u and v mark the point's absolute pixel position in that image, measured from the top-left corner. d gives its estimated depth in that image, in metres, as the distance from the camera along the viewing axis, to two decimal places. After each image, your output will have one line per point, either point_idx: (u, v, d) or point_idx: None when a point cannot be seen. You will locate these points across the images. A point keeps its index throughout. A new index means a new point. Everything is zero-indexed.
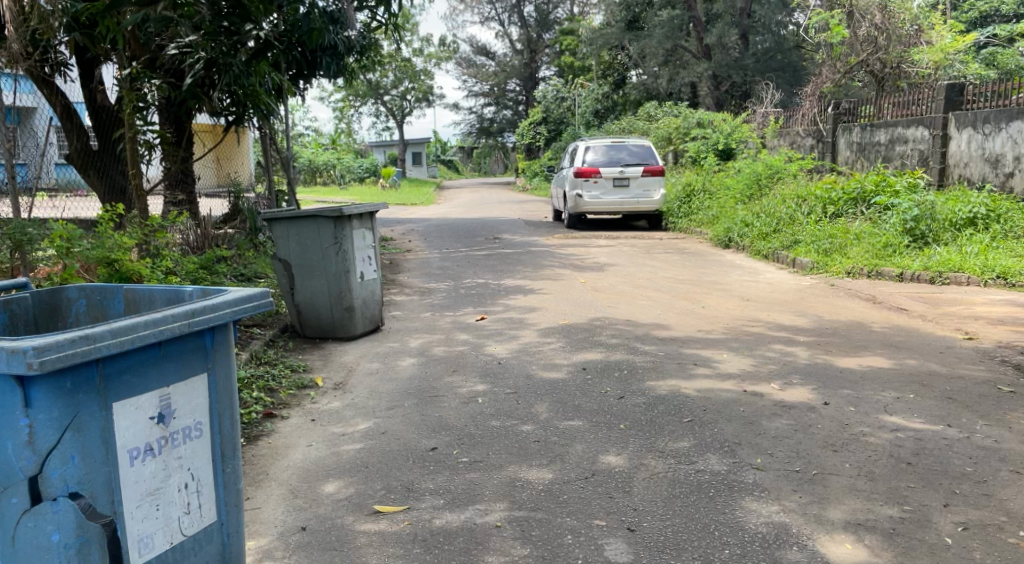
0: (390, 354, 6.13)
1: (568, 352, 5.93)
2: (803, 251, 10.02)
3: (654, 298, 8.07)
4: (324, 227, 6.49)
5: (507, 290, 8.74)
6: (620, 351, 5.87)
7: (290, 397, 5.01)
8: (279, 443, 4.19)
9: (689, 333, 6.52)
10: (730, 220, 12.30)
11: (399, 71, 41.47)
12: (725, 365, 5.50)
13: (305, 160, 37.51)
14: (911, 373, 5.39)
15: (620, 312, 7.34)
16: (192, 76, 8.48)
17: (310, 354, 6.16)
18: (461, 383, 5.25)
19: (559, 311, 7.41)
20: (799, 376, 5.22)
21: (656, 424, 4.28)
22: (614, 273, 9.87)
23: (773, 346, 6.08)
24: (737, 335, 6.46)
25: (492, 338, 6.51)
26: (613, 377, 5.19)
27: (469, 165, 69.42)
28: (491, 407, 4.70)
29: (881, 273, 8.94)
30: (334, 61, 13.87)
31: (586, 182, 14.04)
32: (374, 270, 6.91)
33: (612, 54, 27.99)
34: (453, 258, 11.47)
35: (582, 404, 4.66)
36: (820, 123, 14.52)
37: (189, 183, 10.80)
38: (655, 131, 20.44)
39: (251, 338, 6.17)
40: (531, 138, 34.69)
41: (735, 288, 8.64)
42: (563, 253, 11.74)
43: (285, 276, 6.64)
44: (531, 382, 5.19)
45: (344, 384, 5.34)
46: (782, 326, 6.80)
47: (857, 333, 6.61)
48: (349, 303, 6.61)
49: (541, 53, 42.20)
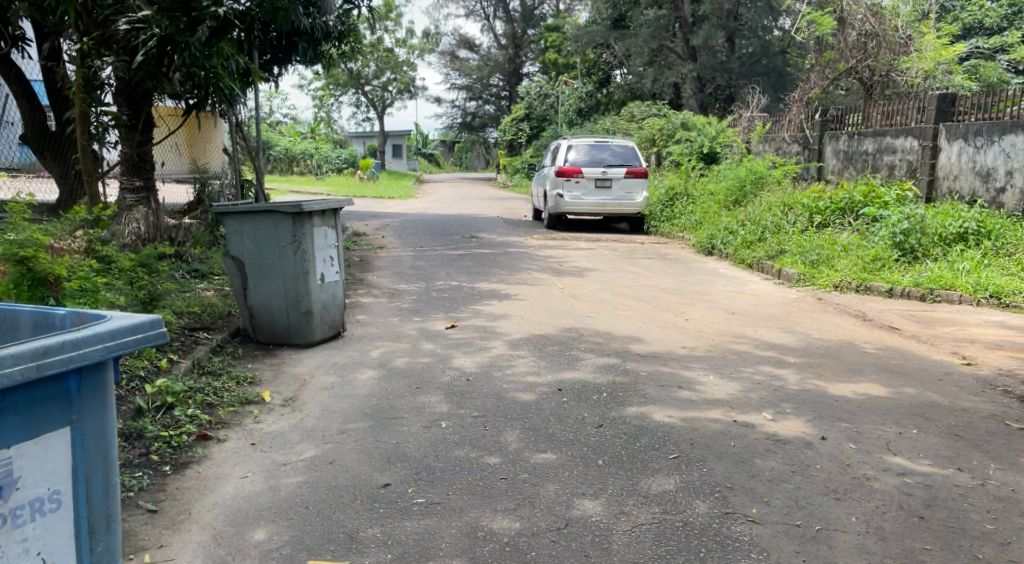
0: (348, 365, 5.62)
1: (542, 368, 5.45)
2: (789, 261, 9.60)
3: (636, 308, 7.62)
4: (281, 223, 5.98)
5: (479, 295, 8.24)
6: (599, 369, 5.40)
7: (230, 415, 4.49)
8: (210, 473, 3.70)
9: (671, 349, 6.06)
10: (713, 227, 11.89)
11: (380, 61, 40.67)
12: (712, 388, 5.06)
13: (282, 148, 36.67)
14: (911, 403, 4.96)
15: (598, 324, 6.87)
16: (144, 53, 7.94)
17: (261, 364, 5.64)
18: (421, 402, 4.75)
19: (533, 321, 6.93)
20: (792, 404, 4.78)
21: (638, 460, 3.83)
22: (594, 278, 9.40)
23: (762, 367, 5.64)
24: (723, 353, 6.00)
25: (460, 349, 6.01)
26: (591, 401, 4.73)
27: (450, 159, 68.75)
28: (455, 433, 4.22)
29: (869, 288, 8.53)
30: (310, 48, 13.39)
31: (568, 182, 13.57)
32: (338, 271, 6.39)
33: (596, 52, 27.52)
34: (427, 258, 10.96)
35: (555, 433, 4.19)
36: (808, 130, 14.14)
37: (148, 168, 10.19)
38: (639, 132, 20.03)
39: (197, 343, 5.65)
40: (513, 134, 34.12)
41: (720, 300, 8.21)
42: (541, 256, 11.26)
43: (239, 274, 6.13)
44: (501, 404, 4.71)
45: (294, 400, 4.83)
46: (770, 344, 6.36)
47: (849, 354, 6.17)
48: (307, 306, 6.08)
49: (526, 49, 41.67)
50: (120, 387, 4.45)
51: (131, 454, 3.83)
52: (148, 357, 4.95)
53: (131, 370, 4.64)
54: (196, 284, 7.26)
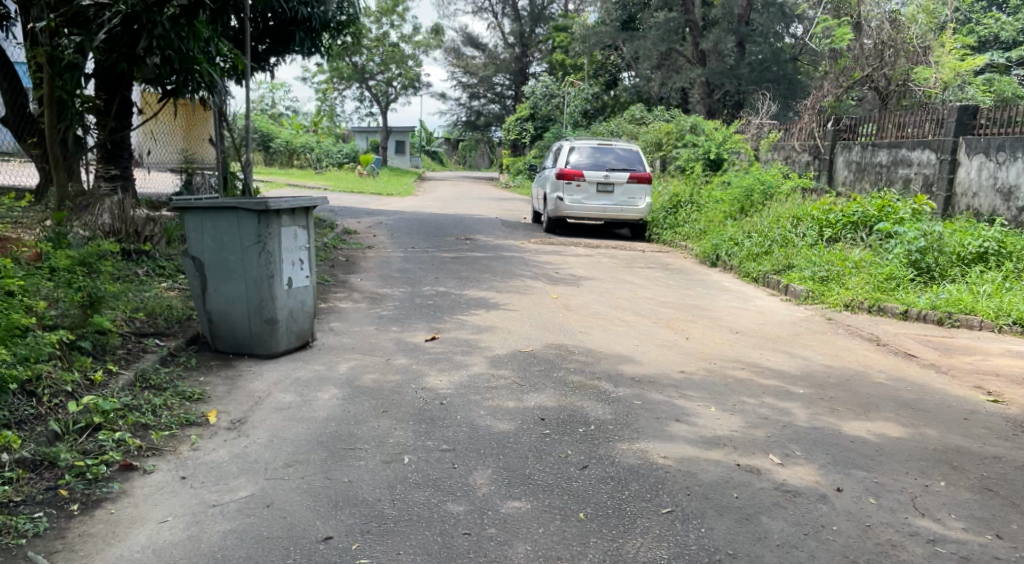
0: (309, 382, 5.05)
1: (523, 393, 4.89)
2: (796, 277, 9.02)
3: (633, 325, 7.05)
4: (245, 222, 5.44)
5: (466, 303, 7.68)
6: (588, 396, 4.84)
7: (164, 439, 3.96)
8: (123, 517, 3.17)
9: (667, 372, 5.48)
10: (718, 236, 11.34)
11: (384, 55, 40.10)
12: (715, 421, 4.49)
13: (282, 140, 35.97)
14: (938, 445, 4.36)
15: (590, 341, 6.29)
16: (106, 30, 7.52)
17: (214, 377, 5.10)
18: (384, 431, 4.18)
19: (519, 335, 6.35)
20: (804, 445, 4.20)
21: (626, 515, 3.29)
22: (591, 289, 8.84)
23: (768, 397, 5.05)
24: (726, 379, 5.41)
25: (435, 366, 5.44)
26: (576, 434, 4.17)
27: (454, 157, 68.22)
28: (417, 472, 3.66)
29: (883, 309, 7.89)
30: (308, 38, 12.92)
31: (569, 186, 13.04)
32: (308, 275, 5.85)
33: (604, 54, 26.98)
34: (416, 259, 10.41)
35: (533, 475, 3.63)
36: (819, 138, 13.54)
37: (124, 157, 10.00)
38: (644, 135, 19.46)
39: (144, 351, 5.14)
40: (517, 134, 33.55)
41: (723, 317, 7.64)
42: (537, 261, 10.70)
43: (197, 277, 5.60)
44: (473, 436, 4.14)
45: (241, 423, 4.29)
46: (777, 369, 5.79)
47: (863, 382, 5.56)
48: (271, 314, 5.55)
49: (534, 48, 41.06)
50: (41, 405, 3.96)
51: (37, 487, 3.33)
52: (82, 367, 4.46)
53: (58, 384, 4.12)
54: (157, 285, 6.74)
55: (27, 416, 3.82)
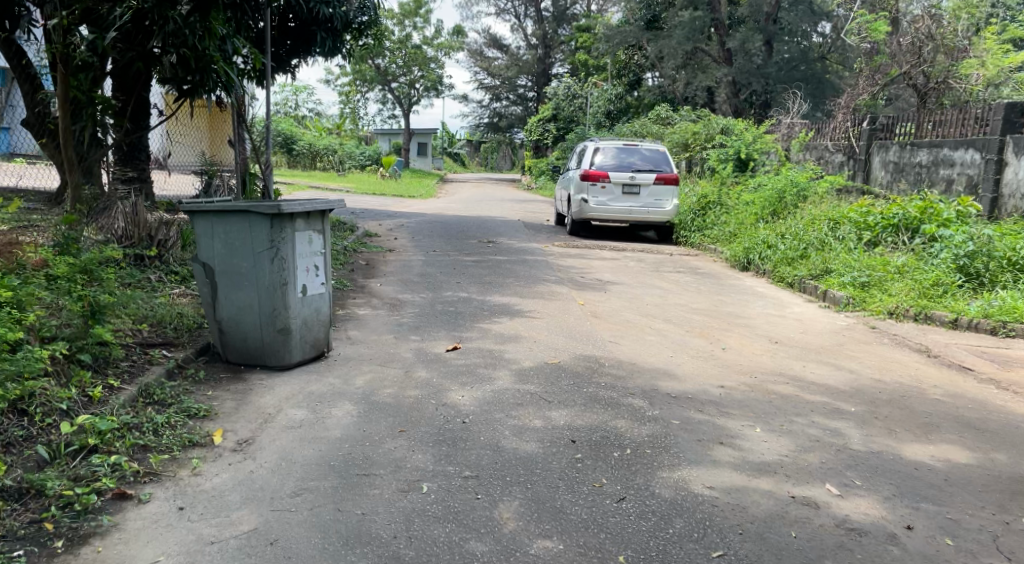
0: (323, 397, 4.74)
1: (551, 411, 4.53)
2: (835, 282, 8.57)
3: (665, 334, 6.67)
4: (257, 226, 5.14)
5: (489, 310, 7.33)
6: (622, 414, 4.47)
7: (164, 463, 3.67)
8: (111, 558, 2.90)
9: (706, 388, 5.10)
10: (751, 238, 10.88)
11: (406, 57, 39.87)
12: (762, 444, 4.12)
13: (305, 142, 35.64)
14: (1011, 472, 3.95)
15: (621, 353, 5.91)
16: (117, 28, 7.29)
17: (224, 391, 4.80)
18: (401, 454, 3.85)
19: (545, 346, 5.99)
20: (863, 473, 3.82)
21: (668, 559, 2.95)
22: (618, 294, 8.46)
23: (817, 416, 4.65)
24: (770, 396, 5.02)
25: (457, 380, 5.10)
26: (611, 460, 3.81)
27: (476, 160, 67.90)
28: (436, 503, 3.33)
29: (930, 317, 7.43)
30: (330, 40, 12.64)
31: (593, 187, 12.68)
32: (324, 282, 5.52)
33: (627, 54, 26.50)
34: (437, 263, 10.09)
35: (565, 509, 3.29)
36: (853, 138, 13.01)
37: (141, 159, 9.69)
38: (669, 136, 19.00)
39: (150, 363, 4.83)
40: (539, 135, 33.17)
41: (760, 325, 7.23)
42: (562, 266, 10.32)
43: (207, 284, 5.30)
44: (498, 459, 3.80)
45: (248, 443, 3.98)
46: (823, 384, 5.38)
47: (919, 398, 5.13)
48: (284, 323, 5.24)
49: (556, 49, 40.63)
50: (33, 425, 3.68)
51: (19, 521, 3.07)
52: (80, 384, 4.18)
53: (52, 402, 3.84)
54: (168, 291, 6.47)
55: (16, 438, 3.56)
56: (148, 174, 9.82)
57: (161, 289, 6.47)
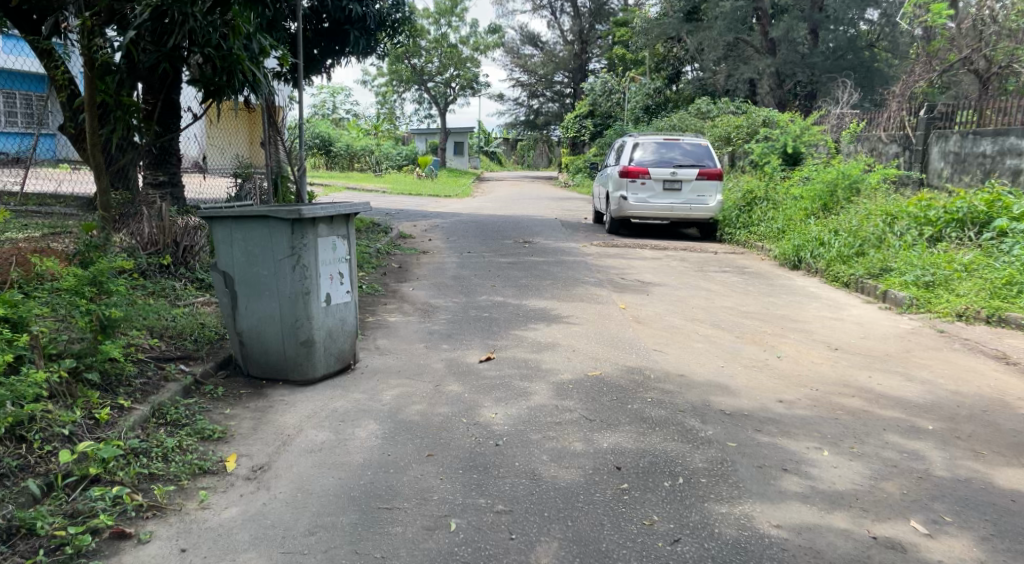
0: (347, 415, 4.42)
1: (594, 431, 4.14)
2: (896, 282, 8.02)
3: (715, 340, 6.24)
4: (277, 232, 4.82)
5: (526, 315, 6.97)
6: (672, 436, 4.09)
7: (171, 494, 3.38)
8: None
9: (764, 406, 4.70)
10: (801, 235, 10.34)
11: (443, 56, 39.59)
12: (832, 472, 3.71)
13: (342, 144, 35.58)
14: None
15: (668, 363, 5.50)
16: (138, 27, 7.04)
17: (242, 409, 4.50)
18: (429, 482, 3.51)
19: (587, 355, 5.61)
20: (950, 506, 3.39)
21: None
22: (662, 296, 8.04)
23: (890, 437, 4.21)
24: (834, 414, 4.58)
25: (490, 395, 4.74)
26: (661, 492, 3.42)
27: (513, 157, 67.54)
28: (465, 546, 2.99)
29: (1004, 319, 6.85)
30: (363, 39, 12.35)
31: (633, 184, 12.23)
32: (349, 290, 5.19)
33: (667, 46, 25.88)
34: (472, 265, 9.76)
35: (612, 554, 2.95)
36: (909, 128, 12.31)
37: (172, 162, 9.49)
38: (711, 130, 18.43)
39: (165, 379, 4.53)
40: (577, 131, 32.67)
41: (817, 329, 6.76)
42: (601, 266, 9.89)
43: (227, 294, 5.01)
44: (535, 489, 3.44)
45: (264, 470, 3.66)
46: (892, 397, 4.92)
47: (1002, 413, 4.65)
48: (307, 335, 4.91)
49: (593, 45, 40.02)
50: (31, 453, 3.40)
51: None
52: (87, 405, 3.90)
53: (54, 428, 3.56)
54: (191, 300, 6.19)
55: (11, 468, 3.27)
56: (179, 177, 9.61)
57: (183, 298, 6.19)
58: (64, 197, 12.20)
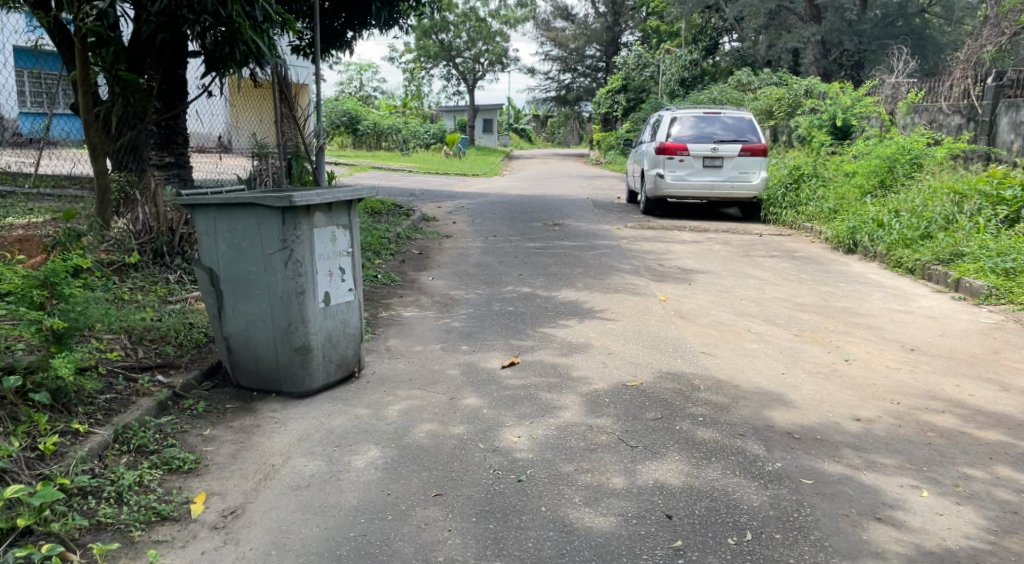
0: (344, 438, 3.75)
1: (636, 462, 3.43)
2: (971, 268, 7.18)
3: (771, 339, 5.48)
4: (267, 222, 4.16)
5: (556, 309, 6.25)
6: (733, 469, 3.35)
7: (115, 553, 2.74)
8: None
9: (837, 424, 3.95)
10: (856, 216, 9.48)
11: (471, 31, 38.67)
12: (937, 520, 2.97)
13: (369, 122, 34.78)
14: None
15: (719, 369, 4.75)
16: None
17: (224, 429, 3.85)
18: (434, 539, 2.84)
19: (624, 359, 4.89)
20: None
21: None
22: (706, 285, 7.27)
23: (1001, 469, 3.45)
24: (925, 437, 3.81)
25: (513, 410, 4.06)
26: (723, 555, 2.72)
27: (543, 135, 66.30)
28: None
29: None
30: (386, 11, 11.52)
31: (670, 161, 11.40)
32: (351, 289, 4.52)
33: (704, 17, 24.80)
34: (497, 251, 9.05)
35: None
36: (974, 97, 11.31)
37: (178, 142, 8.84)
38: (752, 104, 17.45)
39: (137, 396, 3.91)
40: (609, 107, 31.62)
41: (887, 325, 5.96)
42: (637, 251, 9.11)
43: (211, 293, 4.36)
44: (565, 552, 2.74)
45: (235, 515, 3.02)
46: (992, 414, 4.13)
47: None
48: (302, 341, 4.26)
49: (626, 16, 38.92)
50: None
51: None
52: (31, 432, 3.28)
53: None
54: (184, 296, 5.55)
55: None
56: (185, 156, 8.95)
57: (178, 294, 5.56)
58: (78, 178, 11.67)
